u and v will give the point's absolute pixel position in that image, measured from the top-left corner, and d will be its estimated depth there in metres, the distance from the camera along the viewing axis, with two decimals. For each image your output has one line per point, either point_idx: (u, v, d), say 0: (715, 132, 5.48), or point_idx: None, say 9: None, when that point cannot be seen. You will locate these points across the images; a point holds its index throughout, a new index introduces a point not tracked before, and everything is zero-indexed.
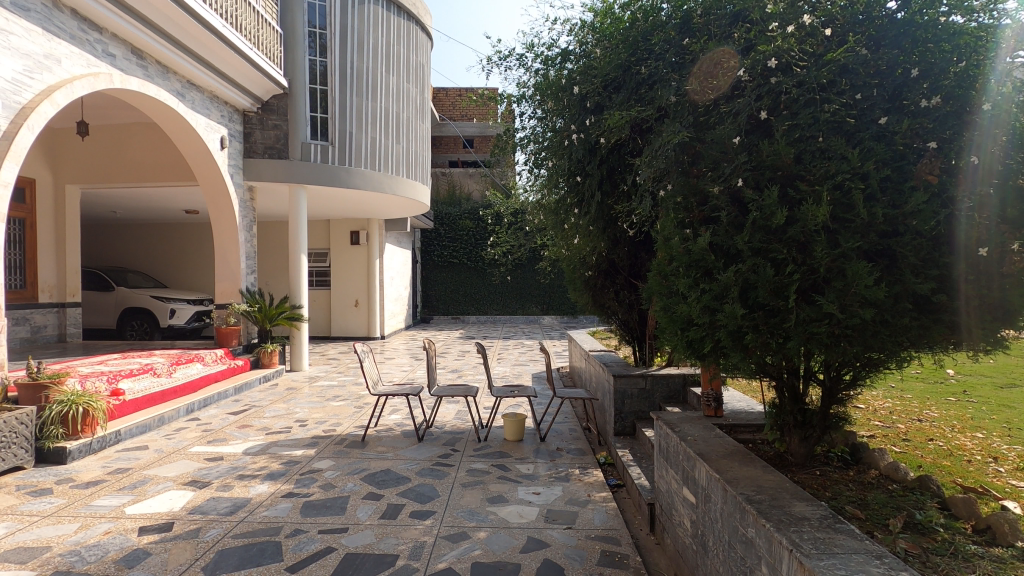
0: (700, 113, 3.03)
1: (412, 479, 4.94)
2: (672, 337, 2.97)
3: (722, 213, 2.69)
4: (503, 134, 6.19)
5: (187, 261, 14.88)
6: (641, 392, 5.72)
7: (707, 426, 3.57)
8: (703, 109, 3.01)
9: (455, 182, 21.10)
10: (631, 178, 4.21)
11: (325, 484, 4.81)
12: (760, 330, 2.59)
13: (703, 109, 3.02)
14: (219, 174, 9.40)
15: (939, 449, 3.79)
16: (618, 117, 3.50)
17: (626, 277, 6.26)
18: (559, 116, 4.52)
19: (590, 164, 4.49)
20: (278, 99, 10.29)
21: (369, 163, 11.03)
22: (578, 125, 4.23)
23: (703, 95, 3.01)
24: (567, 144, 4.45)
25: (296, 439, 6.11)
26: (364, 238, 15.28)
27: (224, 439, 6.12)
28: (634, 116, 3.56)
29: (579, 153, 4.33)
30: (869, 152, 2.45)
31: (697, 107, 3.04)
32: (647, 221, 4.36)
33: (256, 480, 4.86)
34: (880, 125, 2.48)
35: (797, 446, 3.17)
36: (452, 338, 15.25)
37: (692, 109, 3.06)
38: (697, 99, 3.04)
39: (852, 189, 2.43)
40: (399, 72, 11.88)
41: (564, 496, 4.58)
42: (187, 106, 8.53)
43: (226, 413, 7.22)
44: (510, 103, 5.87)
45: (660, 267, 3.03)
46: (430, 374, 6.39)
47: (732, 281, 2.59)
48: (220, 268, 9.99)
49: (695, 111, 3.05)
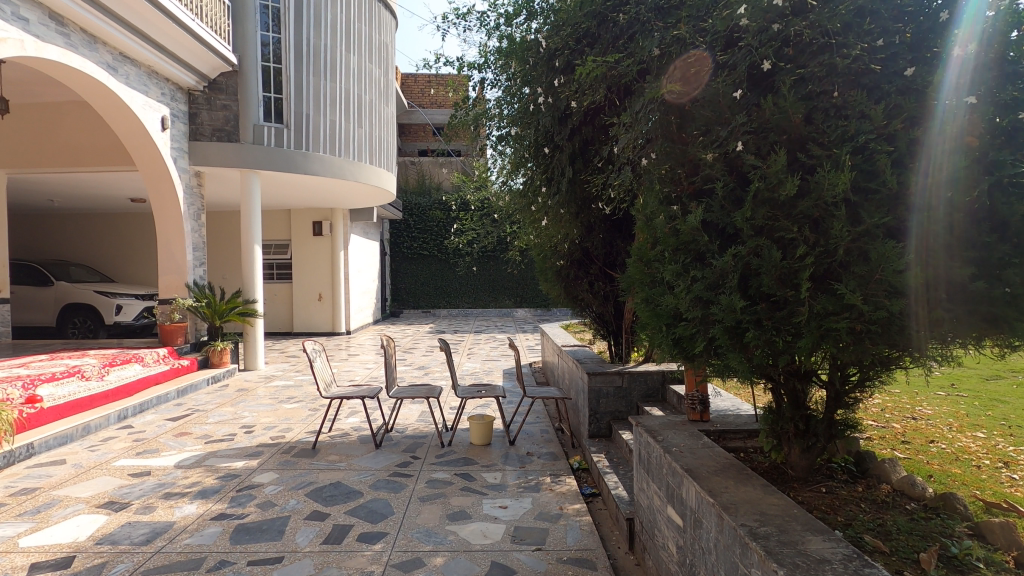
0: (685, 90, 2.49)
1: (365, 493, 4.41)
2: (657, 333, 2.52)
3: (719, 182, 2.23)
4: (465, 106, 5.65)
5: (135, 254, 13.94)
6: (617, 391, 5.30)
7: (693, 433, 3.14)
8: (687, 87, 2.51)
9: (425, 171, 20.30)
10: (607, 149, 3.77)
11: (264, 502, 4.25)
12: (765, 329, 2.15)
13: (689, 84, 2.51)
14: (160, 156, 8.61)
15: (943, 452, 3.47)
16: (592, 68, 3.07)
17: (601, 267, 5.83)
18: (526, 83, 4.02)
19: (560, 135, 4.09)
20: (227, 77, 9.51)
21: (328, 147, 10.30)
22: (545, 87, 3.79)
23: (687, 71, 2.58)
24: (534, 111, 4.08)
25: (239, 448, 5.52)
26: (328, 229, 14.54)
27: (156, 449, 5.48)
28: (612, 67, 3.10)
29: (547, 120, 3.89)
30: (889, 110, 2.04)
31: (681, 82, 2.52)
32: (625, 196, 3.92)
33: (183, 500, 4.27)
34: (899, 79, 2.05)
35: (798, 458, 2.73)
36: (422, 332, 14.65)
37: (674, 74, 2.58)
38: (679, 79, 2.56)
39: (877, 147, 2.01)
40: (360, 51, 11.17)
41: (534, 510, 4.11)
42: (120, 81, 7.73)
43: (165, 419, 6.56)
44: (471, 72, 5.35)
45: (642, 250, 2.59)
46: (389, 373, 5.85)
47: (729, 267, 2.17)
48: (165, 260, 9.23)
49: (678, 81, 2.54)
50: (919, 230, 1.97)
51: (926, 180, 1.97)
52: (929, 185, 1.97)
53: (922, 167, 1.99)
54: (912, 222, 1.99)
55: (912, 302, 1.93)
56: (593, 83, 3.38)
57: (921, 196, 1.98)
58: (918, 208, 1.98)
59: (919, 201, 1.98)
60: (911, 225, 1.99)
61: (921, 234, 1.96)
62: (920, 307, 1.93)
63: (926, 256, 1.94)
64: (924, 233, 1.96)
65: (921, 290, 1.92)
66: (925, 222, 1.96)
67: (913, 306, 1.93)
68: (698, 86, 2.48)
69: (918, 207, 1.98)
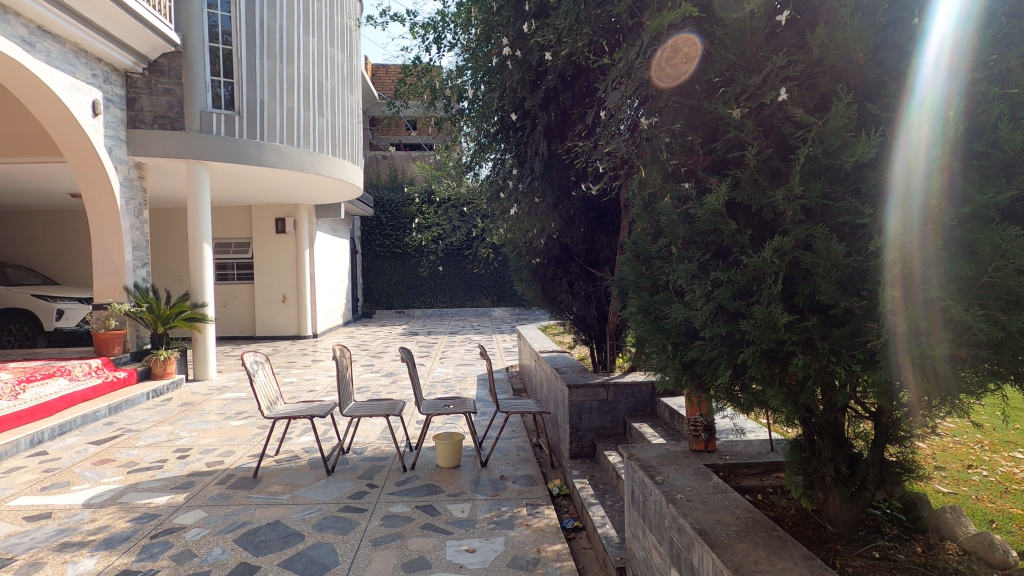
0: (669, 83, 2.14)
1: (307, 536, 3.72)
2: (663, 356, 2.05)
3: (751, 148, 1.78)
4: (418, 70, 4.99)
5: (79, 254, 12.88)
6: (601, 404, 4.69)
7: (700, 470, 2.55)
8: (671, 78, 2.15)
9: (397, 166, 19.47)
10: (592, 112, 3.20)
11: (182, 552, 3.52)
12: (816, 356, 1.69)
13: (671, 80, 2.15)
14: (91, 145, 7.70)
15: (989, 482, 2.92)
16: None
17: (582, 265, 5.21)
18: (490, 35, 3.77)
19: (530, 97, 3.74)
20: (169, 59, 8.61)
21: (285, 137, 9.46)
22: (513, 37, 3.50)
23: (672, 62, 2.17)
24: (498, 67, 3.73)
25: (167, 479, 4.75)
26: (292, 226, 13.67)
27: (67, 483, 4.67)
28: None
29: (515, 78, 3.60)
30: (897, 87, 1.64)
31: (665, 71, 2.21)
32: (617, 166, 3.33)
33: (82, 553, 3.51)
34: (902, 57, 1.64)
35: (838, 510, 2.13)
36: (394, 335, 13.92)
37: (657, 68, 2.21)
38: (664, 68, 2.20)
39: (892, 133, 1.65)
40: (320, 34, 10.36)
41: (507, 554, 3.47)
42: (37, 59, 6.80)
43: (88, 442, 5.74)
44: (426, 35, 4.75)
45: (640, 245, 2.16)
46: (343, 389, 5.14)
47: (768, 270, 1.70)
48: (101, 261, 8.32)
49: (665, 74, 2.16)
50: (896, 211, 1.57)
51: (905, 155, 1.59)
52: (907, 162, 1.58)
53: (901, 145, 1.61)
54: (913, 194, 1.55)
55: (888, 284, 1.52)
56: (575, 26, 2.88)
57: (898, 172, 1.59)
58: (894, 186, 1.59)
59: (897, 177, 1.59)
60: (885, 209, 1.60)
61: (897, 217, 1.55)
62: (897, 291, 1.51)
63: (900, 239, 1.53)
64: (902, 215, 1.55)
65: (898, 273, 1.51)
66: (902, 201, 1.56)
67: (889, 288, 1.51)
68: (682, 79, 2.11)
69: (896, 185, 1.59)
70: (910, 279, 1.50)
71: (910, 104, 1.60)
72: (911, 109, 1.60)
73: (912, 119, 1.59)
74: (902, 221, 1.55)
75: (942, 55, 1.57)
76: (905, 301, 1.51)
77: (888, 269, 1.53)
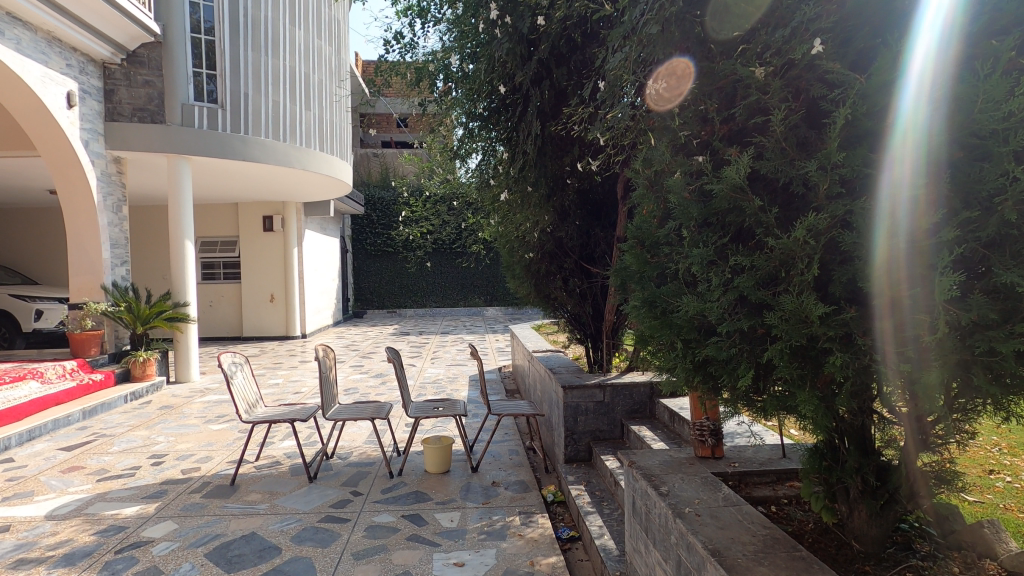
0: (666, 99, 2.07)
1: (284, 550, 3.47)
2: (674, 357, 1.85)
3: (778, 113, 1.63)
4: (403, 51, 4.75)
5: (59, 253, 12.50)
6: (597, 407, 4.47)
7: (710, 480, 2.34)
8: (667, 96, 2.08)
9: (389, 163, 19.20)
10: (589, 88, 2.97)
11: (148, 568, 3.26)
12: (859, 353, 1.53)
13: (668, 94, 2.08)
14: (65, 137, 7.39)
15: (1014, 488, 2.72)
16: None
17: (577, 261, 4.99)
18: (477, 11, 3.55)
19: (520, 72, 3.53)
20: (148, 49, 8.30)
21: (270, 132, 9.16)
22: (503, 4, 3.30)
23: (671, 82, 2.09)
24: (490, 40, 3.52)
25: (138, 488, 4.48)
26: (279, 224, 13.39)
27: (30, 493, 4.39)
28: None
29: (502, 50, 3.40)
30: (874, 112, 1.54)
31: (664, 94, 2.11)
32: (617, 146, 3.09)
33: (38, 571, 3.24)
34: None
35: (865, 525, 1.93)
36: (384, 335, 13.66)
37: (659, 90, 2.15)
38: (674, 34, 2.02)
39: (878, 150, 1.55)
40: (307, 26, 10.07)
41: (498, 567, 3.23)
42: (7, 47, 6.50)
43: (57, 448, 5.45)
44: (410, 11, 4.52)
45: (646, 228, 1.96)
46: (327, 391, 4.89)
47: (804, 253, 1.52)
48: (78, 259, 8.02)
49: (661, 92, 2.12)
50: (880, 241, 1.47)
51: (888, 184, 1.48)
52: (890, 191, 1.48)
53: (884, 171, 1.50)
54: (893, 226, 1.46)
55: (877, 313, 1.50)
56: None
57: (884, 200, 1.48)
58: (880, 213, 1.48)
59: (882, 204, 1.48)
60: (871, 236, 1.50)
61: (883, 247, 1.47)
62: (886, 322, 1.48)
63: (887, 269, 1.46)
64: (888, 244, 1.46)
65: (888, 303, 1.46)
66: (889, 228, 1.46)
67: (879, 317, 1.50)
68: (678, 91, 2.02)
69: (880, 211, 1.48)
70: (897, 310, 1.45)
71: (894, 128, 1.50)
72: (894, 135, 1.49)
73: (895, 148, 1.49)
74: (888, 250, 1.46)
75: (923, 79, 1.43)
76: (893, 327, 1.47)
77: (876, 295, 1.48)
